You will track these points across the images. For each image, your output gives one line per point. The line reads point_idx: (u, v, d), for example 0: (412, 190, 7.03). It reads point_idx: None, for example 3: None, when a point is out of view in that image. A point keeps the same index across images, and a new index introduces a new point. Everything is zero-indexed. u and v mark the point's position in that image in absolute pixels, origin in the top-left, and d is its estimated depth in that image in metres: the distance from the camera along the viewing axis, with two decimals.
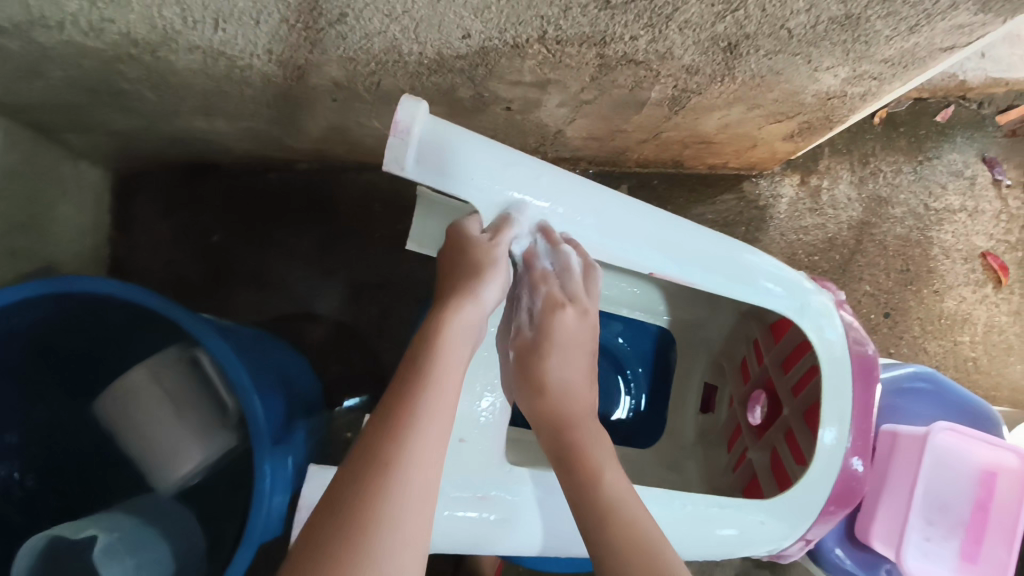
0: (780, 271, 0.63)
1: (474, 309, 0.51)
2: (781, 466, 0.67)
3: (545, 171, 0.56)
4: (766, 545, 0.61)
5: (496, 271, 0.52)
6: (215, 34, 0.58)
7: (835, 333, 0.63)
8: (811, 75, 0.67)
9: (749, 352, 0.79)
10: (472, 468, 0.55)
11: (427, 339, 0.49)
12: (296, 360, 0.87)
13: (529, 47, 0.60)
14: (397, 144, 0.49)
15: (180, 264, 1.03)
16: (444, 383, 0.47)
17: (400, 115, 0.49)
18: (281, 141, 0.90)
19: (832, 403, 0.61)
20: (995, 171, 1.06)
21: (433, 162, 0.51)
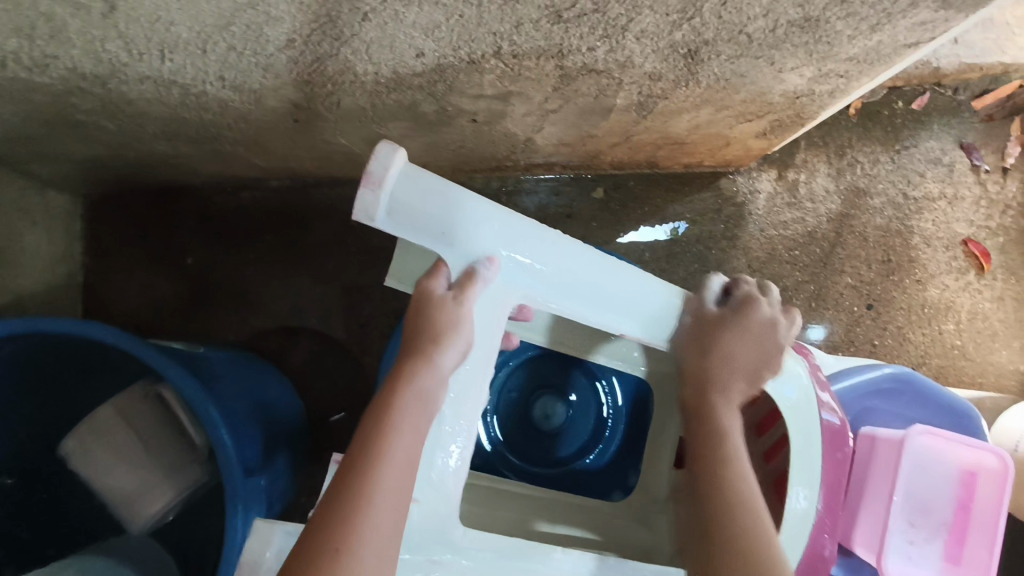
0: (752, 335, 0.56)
1: (430, 379, 0.45)
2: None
3: (516, 233, 0.48)
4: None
5: (457, 333, 0.46)
6: (163, 64, 0.57)
7: (793, 391, 0.57)
8: (775, 76, 0.66)
9: (725, 411, 0.72)
10: (425, 532, 0.47)
11: (378, 416, 0.44)
12: (278, 383, 0.86)
13: (485, 62, 0.59)
14: (370, 197, 0.43)
15: (156, 289, 1.02)
16: (393, 464, 0.42)
17: (376, 165, 0.43)
18: (249, 161, 0.89)
19: (802, 470, 0.56)
20: (974, 156, 1.05)
21: (407, 211, 0.44)
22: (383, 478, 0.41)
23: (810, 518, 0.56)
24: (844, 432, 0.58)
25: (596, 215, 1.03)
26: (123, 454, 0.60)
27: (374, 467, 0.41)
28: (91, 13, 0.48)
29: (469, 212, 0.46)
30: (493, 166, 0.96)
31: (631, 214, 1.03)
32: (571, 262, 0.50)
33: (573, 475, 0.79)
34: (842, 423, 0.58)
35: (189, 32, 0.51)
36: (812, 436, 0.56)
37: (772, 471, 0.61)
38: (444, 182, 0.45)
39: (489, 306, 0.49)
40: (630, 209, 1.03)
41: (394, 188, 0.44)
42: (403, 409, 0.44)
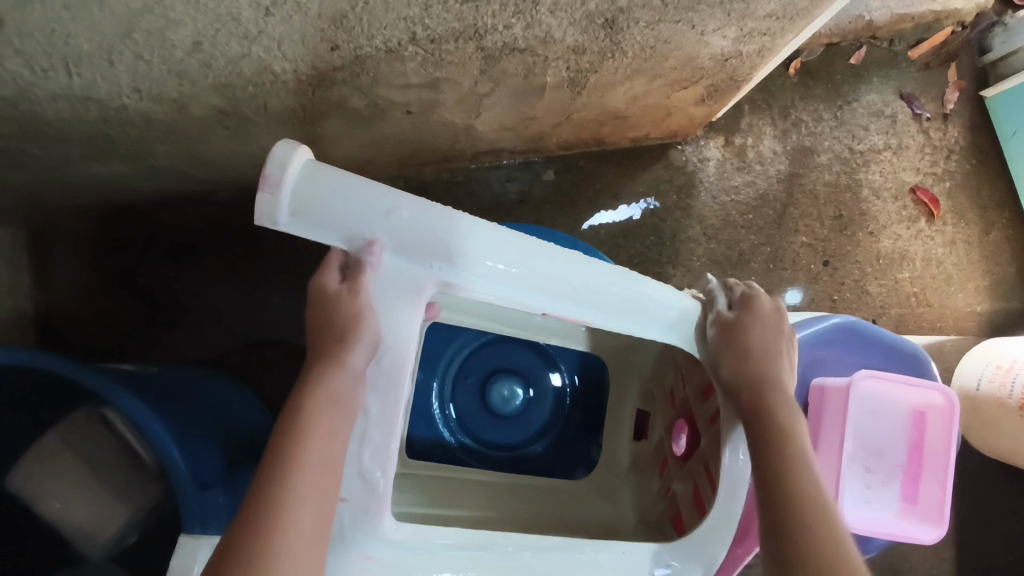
0: (685, 302, 0.56)
1: (342, 378, 0.45)
2: (702, 499, 0.58)
3: (427, 219, 0.46)
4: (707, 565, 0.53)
5: (364, 327, 0.46)
6: (71, 79, 0.55)
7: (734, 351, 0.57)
8: (699, 39, 0.67)
9: (674, 381, 0.69)
10: (356, 528, 0.45)
11: (297, 417, 0.45)
12: (238, 394, 0.85)
13: (404, 49, 0.59)
14: (268, 199, 0.43)
15: (109, 313, 1.00)
16: (312, 464, 0.43)
17: (271, 165, 0.42)
18: (187, 175, 0.87)
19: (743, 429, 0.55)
20: (914, 106, 1.06)
21: (309, 208, 0.43)
22: (304, 473, 0.42)
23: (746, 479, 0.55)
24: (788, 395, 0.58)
25: (548, 198, 1.03)
26: (73, 485, 0.60)
27: (295, 463, 0.42)
28: None
29: (372, 203, 0.44)
30: (439, 158, 0.95)
31: (584, 193, 1.03)
32: (491, 246, 0.48)
33: (535, 458, 0.78)
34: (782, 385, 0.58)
35: (89, 43, 0.50)
36: None
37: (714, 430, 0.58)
38: (346, 176, 0.44)
39: (400, 297, 0.47)
40: (583, 188, 1.03)
41: (293, 185, 0.43)
42: (317, 413, 0.44)
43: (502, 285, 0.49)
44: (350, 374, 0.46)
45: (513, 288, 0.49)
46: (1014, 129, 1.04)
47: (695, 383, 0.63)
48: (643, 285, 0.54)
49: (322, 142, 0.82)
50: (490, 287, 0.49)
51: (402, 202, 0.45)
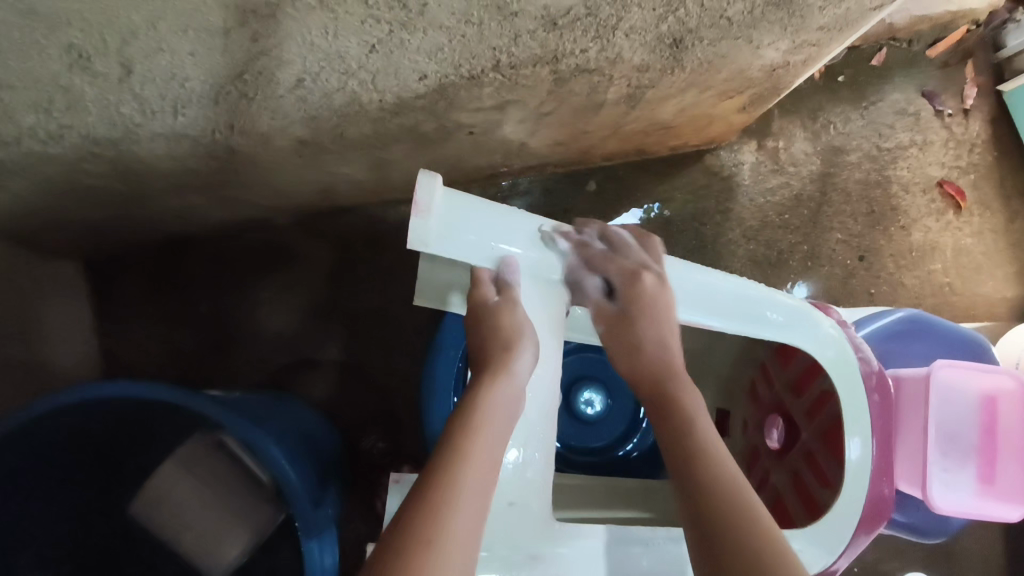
0: (780, 300, 0.61)
1: (507, 384, 0.50)
2: (807, 489, 0.65)
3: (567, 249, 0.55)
4: (830, 550, 0.58)
5: (522, 339, 0.52)
6: (176, 120, 0.58)
7: (827, 347, 0.62)
8: (754, 52, 0.70)
9: (756, 374, 0.75)
10: (521, 532, 0.54)
11: (462, 415, 0.48)
12: (310, 415, 0.87)
13: (485, 76, 0.62)
14: (420, 223, 0.49)
15: (172, 339, 1.02)
16: (479, 457, 0.45)
17: (422, 194, 0.48)
18: (251, 202, 0.90)
19: (852, 422, 0.60)
20: (936, 103, 1.10)
21: (451, 229, 0.51)
22: (472, 464, 0.44)
23: (865, 470, 0.60)
24: (886, 381, 0.63)
25: (591, 208, 1.06)
26: (194, 506, 0.63)
27: (469, 456, 0.45)
28: (107, 79, 0.49)
29: (500, 225, 0.53)
30: (488, 173, 0.99)
31: (626, 202, 1.06)
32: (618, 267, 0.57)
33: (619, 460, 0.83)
34: (881, 372, 0.63)
35: (203, 84, 0.52)
36: (851, 383, 0.61)
37: (820, 424, 0.66)
38: (474, 202, 0.52)
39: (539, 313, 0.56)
40: (624, 198, 1.07)
41: (440, 211, 0.50)
42: (480, 409, 0.48)
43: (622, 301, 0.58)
44: (511, 379, 0.50)
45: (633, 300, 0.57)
46: None
47: (786, 382, 0.71)
48: (746, 288, 0.61)
49: (384, 164, 0.85)
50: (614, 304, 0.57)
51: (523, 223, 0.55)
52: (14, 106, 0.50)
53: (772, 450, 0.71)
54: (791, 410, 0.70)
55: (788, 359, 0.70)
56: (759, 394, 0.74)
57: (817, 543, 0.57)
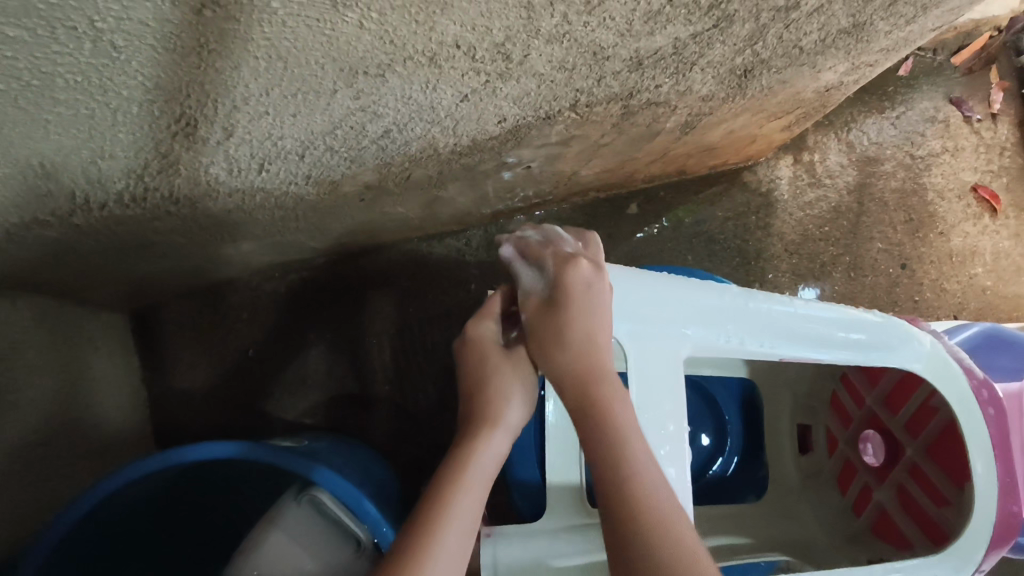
0: (868, 320, 0.63)
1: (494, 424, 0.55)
2: (919, 508, 0.66)
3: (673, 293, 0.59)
4: (956, 568, 0.59)
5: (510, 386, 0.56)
6: (258, 175, 0.58)
7: (927, 364, 0.63)
8: (814, 76, 0.71)
9: (839, 386, 0.77)
10: None
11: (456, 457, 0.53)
12: (374, 459, 0.87)
13: (560, 115, 0.62)
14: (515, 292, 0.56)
15: (222, 386, 1.01)
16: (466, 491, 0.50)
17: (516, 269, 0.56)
18: (302, 245, 0.90)
19: (975, 439, 0.61)
20: (964, 109, 1.12)
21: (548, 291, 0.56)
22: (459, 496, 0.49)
23: (994, 484, 0.60)
24: (996, 395, 0.63)
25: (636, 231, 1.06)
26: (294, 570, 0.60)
27: (456, 492, 0.49)
28: (206, 145, 0.49)
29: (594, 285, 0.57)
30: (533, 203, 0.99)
31: (667, 223, 1.07)
32: (722, 306, 0.60)
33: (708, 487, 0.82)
34: (986, 382, 0.63)
35: (294, 142, 0.53)
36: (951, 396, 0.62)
37: (925, 438, 0.67)
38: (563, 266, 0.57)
39: (659, 353, 0.58)
40: (666, 219, 1.07)
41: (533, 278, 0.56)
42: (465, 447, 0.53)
43: (739, 334, 0.60)
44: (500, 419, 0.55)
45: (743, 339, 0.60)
46: None
47: (879, 397, 0.72)
48: (839, 312, 0.62)
49: (438, 202, 0.85)
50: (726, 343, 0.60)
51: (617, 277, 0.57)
52: (111, 174, 0.50)
53: (871, 466, 0.72)
54: (886, 425, 0.71)
55: (876, 376, 0.72)
56: (848, 410, 0.75)
57: (943, 566, 0.59)
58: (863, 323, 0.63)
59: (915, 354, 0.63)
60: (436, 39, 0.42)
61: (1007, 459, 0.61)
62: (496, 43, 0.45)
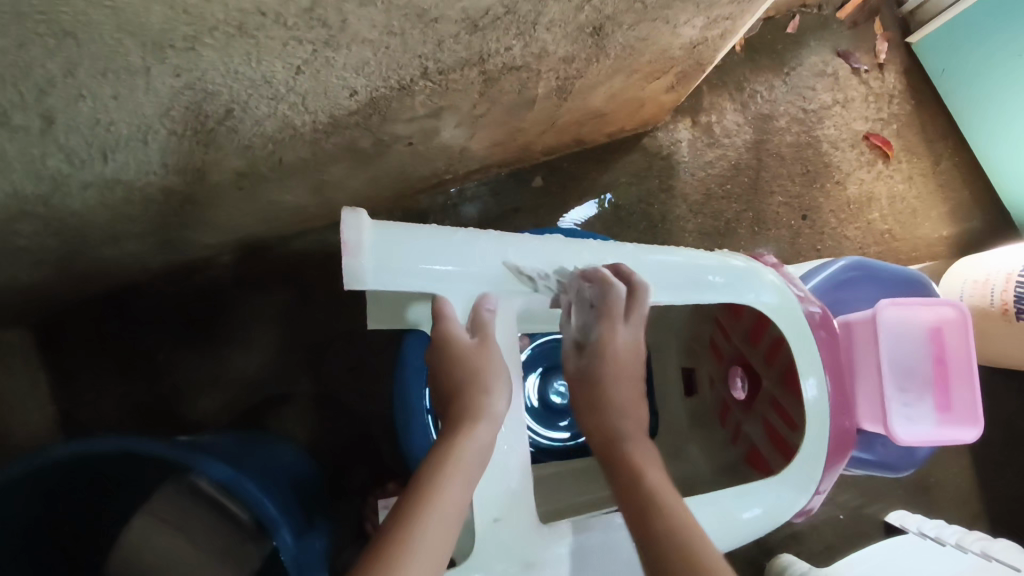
0: (722, 262, 0.63)
1: (483, 419, 0.50)
2: (777, 433, 0.69)
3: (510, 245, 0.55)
4: (803, 488, 0.62)
5: (494, 374, 0.52)
6: (106, 166, 0.57)
7: (777, 298, 0.64)
8: (673, 31, 0.72)
9: (714, 331, 0.79)
10: (515, 546, 0.53)
11: (439, 451, 0.48)
12: (285, 449, 0.88)
13: (415, 85, 0.62)
14: (352, 263, 0.47)
15: (135, 394, 0.99)
16: (448, 488, 0.46)
17: (349, 233, 0.47)
18: (198, 241, 0.88)
19: (806, 362, 0.63)
20: (851, 61, 1.16)
21: (389, 261, 0.49)
22: (442, 493, 0.46)
23: (823, 409, 0.63)
24: (827, 319, 0.66)
25: (588, 199, 1.08)
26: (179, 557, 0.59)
27: (436, 491, 0.46)
28: (28, 134, 0.48)
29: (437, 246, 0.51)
30: (434, 183, 1.00)
31: (573, 193, 1.08)
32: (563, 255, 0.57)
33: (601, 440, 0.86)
34: (823, 312, 0.66)
35: (130, 126, 0.52)
36: (801, 326, 0.64)
37: (776, 369, 0.69)
38: (401, 228, 0.50)
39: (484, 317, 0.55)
40: (571, 189, 1.08)
41: (371, 246, 0.48)
42: (451, 433, 0.49)
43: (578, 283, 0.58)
44: (490, 411, 0.50)
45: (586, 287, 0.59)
46: (942, 67, 1.12)
47: (742, 333, 0.75)
48: (689, 257, 0.62)
49: (327, 186, 0.85)
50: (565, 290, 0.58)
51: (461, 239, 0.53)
52: None
53: (740, 400, 0.75)
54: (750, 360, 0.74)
55: (739, 314, 0.74)
56: (720, 349, 0.79)
57: (787, 486, 0.61)
58: (721, 268, 0.63)
59: (768, 290, 0.64)
60: (236, 6, 0.42)
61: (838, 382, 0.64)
62: (305, 8, 0.45)
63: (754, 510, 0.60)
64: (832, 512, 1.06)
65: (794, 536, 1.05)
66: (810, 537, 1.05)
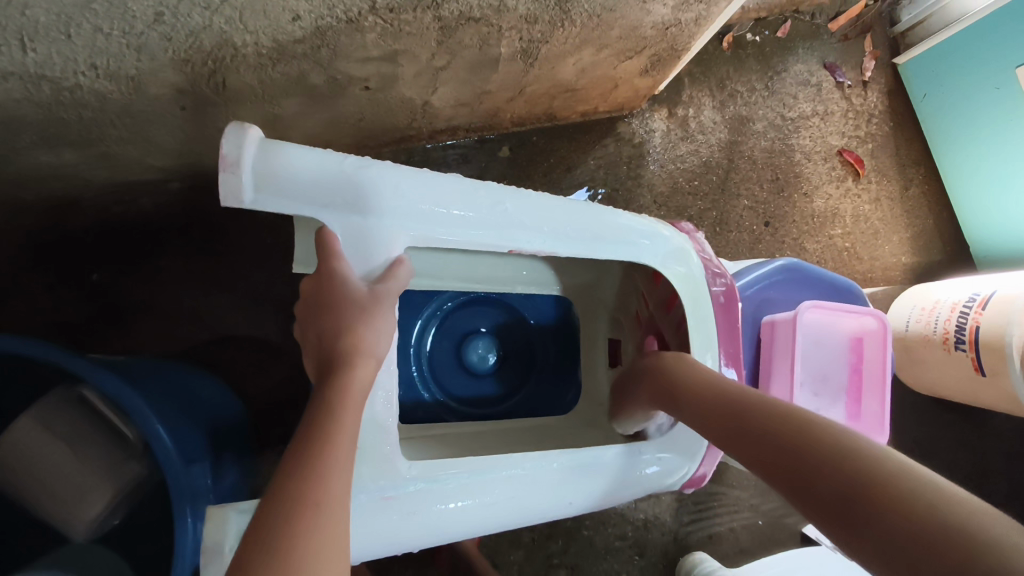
0: (639, 224, 0.64)
1: (365, 359, 0.49)
2: None
3: (416, 178, 0.54)
4: (691, 457, 0.64)
5: (381, 311, 0.51)
6: (26, 56, 0.54)
7: (686, 267, 0.66)
8: (642, 8, 0.71)
9: (639, 304, 0.78)
10: (371, 469, 0.52)
11: (324, 397, 0.47)
12: (212, 385, 0.84)
13: (364, 20, 0.61)
14: (230, 178, 0.46)
15: (64, 310, 0.97)
16: (341, 431, 0.45)
17: (228, 146, 0.45)
18: (143, 163, 0.86)
19: (699, 340, 0.65)
20: (836, 74, 1.15)
21: (275, 180, 0.47)
22: (336, 439, 0.44)
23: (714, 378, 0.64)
24: (734, 294, 0.67)
25: (577, 190, 1.07)
26: (63, 467, 0.58)
27: (329, 438, 0.44)
28: None
29: (330, 173, 0.49)
30: (397, 138, 0.98)
31: (538, 168, 1.07)
32: (458, 191, 0.56)
33: (519, 406, 0.87)
34: (729, 286, 0.68)
35: (48, 14, 0.50)
36: (703, 301, 0.66)
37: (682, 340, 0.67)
38: (293, 151, 0.48)
39: (376, 247, 0.53)
40: (537, 163, 1.07)
41: (253, 165, 0.46)
42: (335, 373, 0.48)
43: (470, 227, 0.57)
44: (376, 338, 0.50)
45: (478, 230, 0.57)
46: (924, 92, 1.12)
47: (655, 301, 0.73)
48: (603, 216, 0.63)
49: (279, 122, 0.83)
50: (456, 231, 0.56)
51: (364, 167, 0.51)
52: None
53: None
54: (661, 327, 0.72)
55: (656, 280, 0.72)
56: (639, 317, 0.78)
57: (675, 451, 0.64)
58: (639, 231, 0.64)
59: (671, 252, 0.66)
60: None
61: (729, 349, 0.66)
62: None
63: (651, 466, 0.63)
64: (751, 517, 1.07)
65: (711, 536, 1.06)
66: (726, 539, 1.06)
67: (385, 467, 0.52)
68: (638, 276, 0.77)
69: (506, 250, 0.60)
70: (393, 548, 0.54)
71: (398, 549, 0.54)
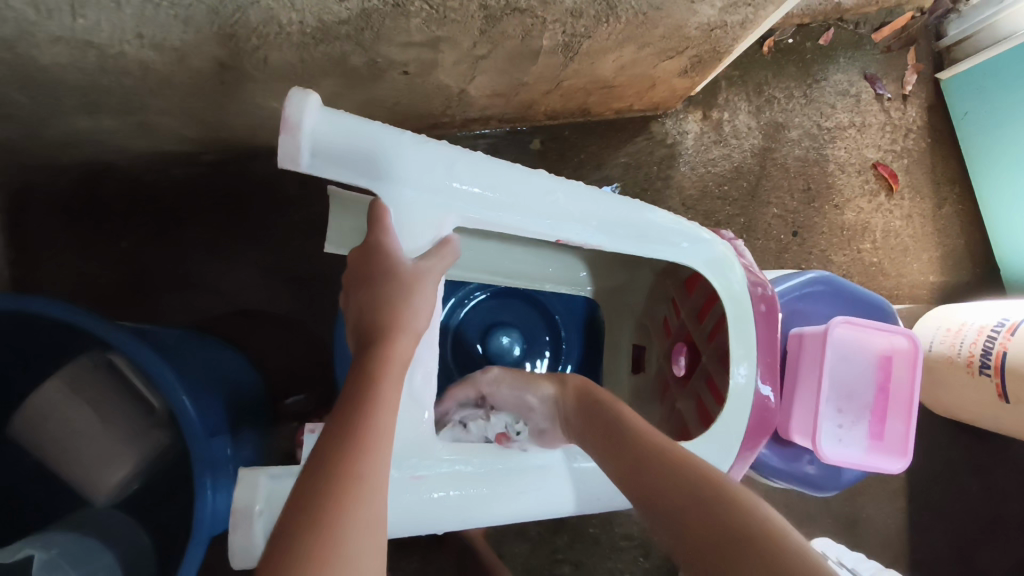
0: (681, 226, 0.64)
1: (405, 337, 0.49)
2: (706, 409, 0.67)
3: (468, 161, 0.54)
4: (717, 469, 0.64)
5: (422, 290, 0.50)
6: (75, 22, 0.55)
7: (727, 275, 0.65)
8: (689, 7, 0.70)
9: (669, 312, 0.78)
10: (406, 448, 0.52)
11: (362, 372, 0.46)
12: (235, 357, 0.85)
13: (410, 4, 0.60)
14: (290, 141, 0.46)
15: (92, 275, 0.98)
16: (379, 410, 0.45)
17: (290, 109, 0.45)
18: (179, 134, 0.86)
19: (737, 346, 0.64)
20: (876, 86, 1.13)
21: (332, 149, 0.47)
22: (374, 416, 0.44)
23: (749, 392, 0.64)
24: (774, 301, 0.66)
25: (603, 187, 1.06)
26: (89, 431, 0.60)
27: (367, 416, 0.44)
28: None
29: (383, 147, 0.49)
30: (429, 124, 0.98)
31: (568, 163, 1.06)
32: (509, 177, 0.56)
33: None
34: (770, 295, 0.67)
35: None
36: (742, 311, 0.65)
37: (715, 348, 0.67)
38: (351, 120, 0.48)
39: (423, 225, 0.53)
40: (567, 158, 1.06)
41: (311, 132, 0.46)
42: (376, 349, 0.48)
43: (518, 215, 0.57)
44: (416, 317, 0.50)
45: (526, 217, 0.57)
46: (965, 110, 1.10)
47: (688, 309, 0.74)
48: (648, 215, 0.62)
49: None
50: (503, 216, 0.56)
51: (418, 145, 0.51)
52: None
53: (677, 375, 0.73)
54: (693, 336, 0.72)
55: (692, 288, 0.72)
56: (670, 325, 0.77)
57: None
58: (680, 233, 0.64)
59: (711, 259, 0.65)
60: None
61: (767, 359, 0.65)
62: None
63: None
64: None
65: None
66: None
67: (421, 446, 0.53)
68: (670, 281, 0.77)
69: (551, 240, 0.60)
70: (417, 530, 0.54)
71: (422, 532, 0.54)
